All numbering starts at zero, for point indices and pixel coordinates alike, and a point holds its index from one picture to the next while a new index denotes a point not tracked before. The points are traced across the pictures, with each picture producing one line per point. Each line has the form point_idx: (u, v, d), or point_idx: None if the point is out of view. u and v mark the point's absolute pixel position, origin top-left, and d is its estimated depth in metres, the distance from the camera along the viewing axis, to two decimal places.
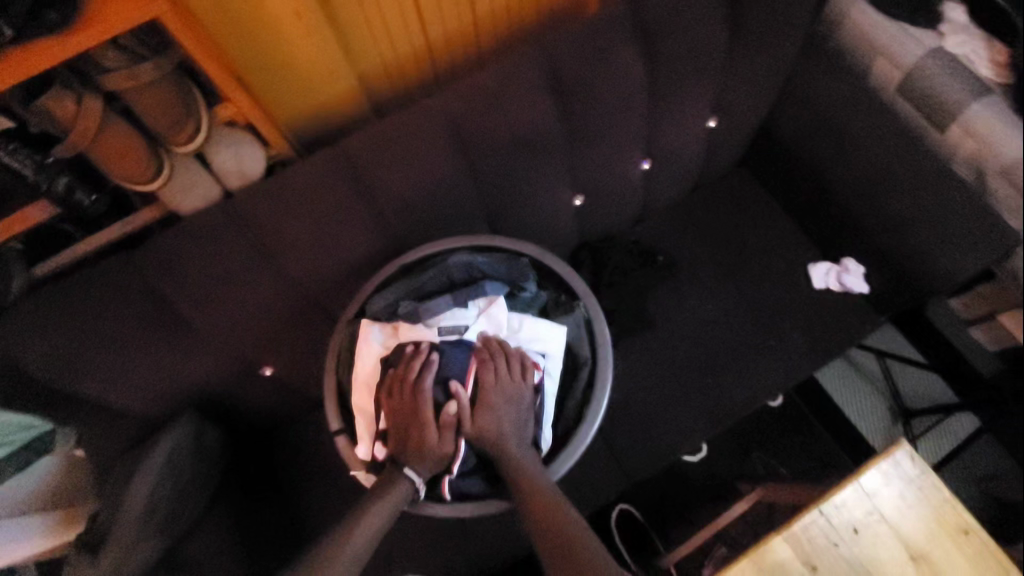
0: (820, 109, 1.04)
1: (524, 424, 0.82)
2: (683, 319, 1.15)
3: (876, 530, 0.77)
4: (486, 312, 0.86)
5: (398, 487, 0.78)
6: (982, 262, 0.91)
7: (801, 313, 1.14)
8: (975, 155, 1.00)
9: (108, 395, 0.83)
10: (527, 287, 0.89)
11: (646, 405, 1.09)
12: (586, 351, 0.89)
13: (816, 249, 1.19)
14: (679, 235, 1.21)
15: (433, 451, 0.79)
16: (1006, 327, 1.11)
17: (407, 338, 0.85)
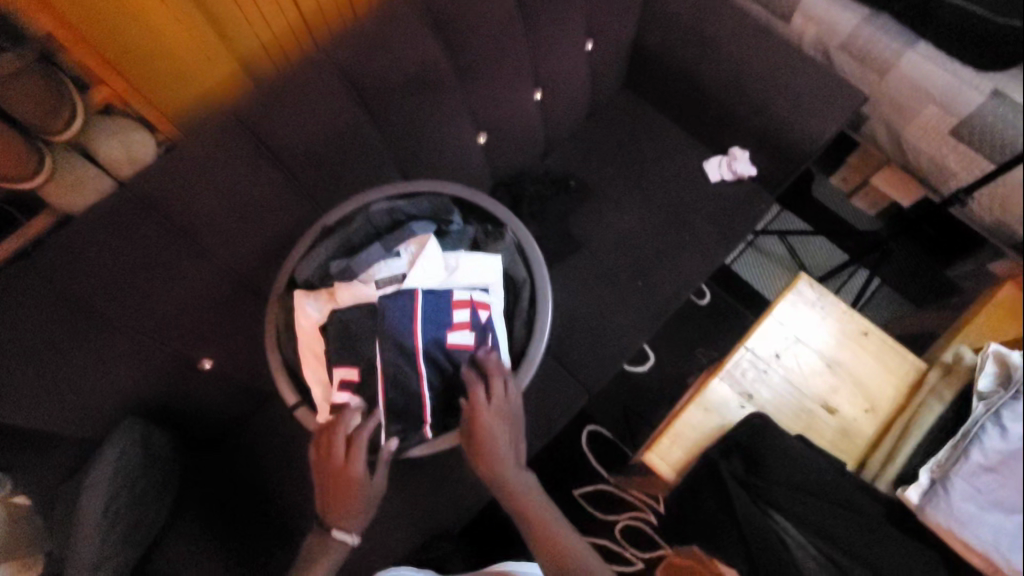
0: (680, 17, 1.12)
1: (516, 438, 0.83)
2: (604, 233, 1.21)
3: (798, 351, 0.79)
4: (419, 257, 0.83)
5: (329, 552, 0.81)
6: (840, 121, 1.04)
7: (707, 207, 1.23)
8: (819, 39, 1.15)
9: (35, 422, 0.79)
10: (453, 221, 0.90)
11: (587, 317, 1.15)
12: (523, 271, 0.90)
13: (707, 147, 1.29)
14: (586, 160, 1.27)
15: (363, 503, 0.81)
16: (880, 187, 1.28)
17: (345, 302, 0.82)
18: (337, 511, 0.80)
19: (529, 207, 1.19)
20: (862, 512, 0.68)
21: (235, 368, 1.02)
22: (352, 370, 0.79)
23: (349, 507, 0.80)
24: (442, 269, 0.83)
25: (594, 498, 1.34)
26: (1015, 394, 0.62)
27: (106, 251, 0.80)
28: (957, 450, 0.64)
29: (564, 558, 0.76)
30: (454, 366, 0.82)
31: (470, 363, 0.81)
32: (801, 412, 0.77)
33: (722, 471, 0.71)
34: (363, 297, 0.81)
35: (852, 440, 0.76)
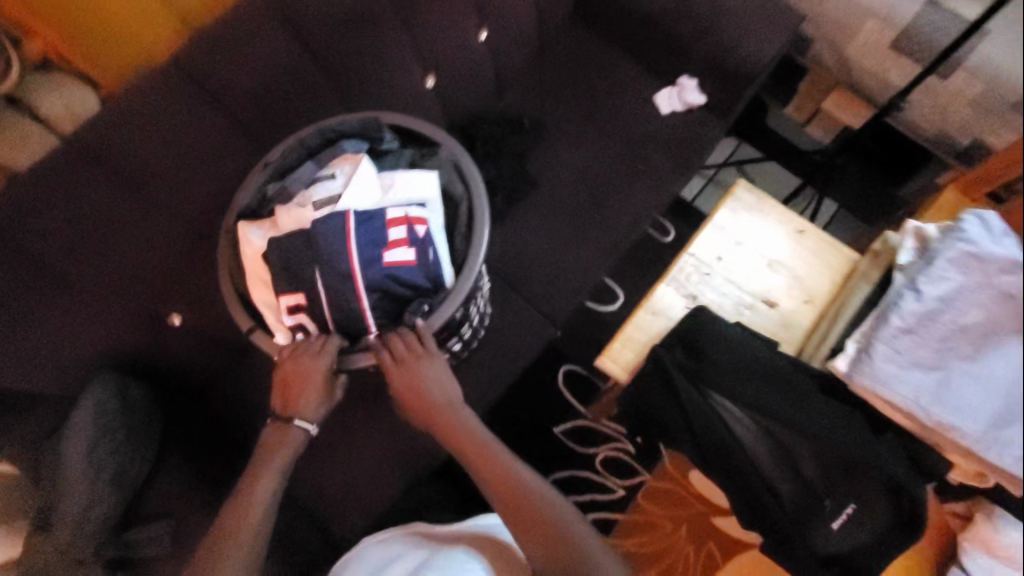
0: None
1: (447, 382, 0.84)
2: (559, 170, 1.23)
3: (737, 253, 0.83)
4: (354, 177, 0.76)
5: (290, 439, 0.83)
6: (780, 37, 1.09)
7: (659, 137, 1.25)
8: None
9: (21, 381, 0.82)
10: (384, 138, 0.83)
11: (547, 251, 1.18)
12: (459, 186, 0.81)
13: (657, 79, 1.29)
14: (538, 99, 1.28)
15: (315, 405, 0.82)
16: (831, 110, 1.33)
17: (286, 229, 0.76)
18: (302, 403, 0.82)
19: (485, 148, 1.20)
20: (793, 386, 0.71)
21: (205, 324, 1.03)
22: (301, 297, 0.74)
23: (314, 402, 0.82)
24: (375, 186, 0.76)
25: (572, 433, 1.39)
26: (929, 261, 0.67)
27: (65, 206, 0.82)
28: (878, 318, 0.69)
29: (506, 486, 0.80)
30: (398, 287, 0.75)
31: (412, 283, 0.75)
32: (742, 308, 0.81)
33: (669, 369, 0.74)
34: (299, 220, 0.75)
35: (789, 326, 0.80)
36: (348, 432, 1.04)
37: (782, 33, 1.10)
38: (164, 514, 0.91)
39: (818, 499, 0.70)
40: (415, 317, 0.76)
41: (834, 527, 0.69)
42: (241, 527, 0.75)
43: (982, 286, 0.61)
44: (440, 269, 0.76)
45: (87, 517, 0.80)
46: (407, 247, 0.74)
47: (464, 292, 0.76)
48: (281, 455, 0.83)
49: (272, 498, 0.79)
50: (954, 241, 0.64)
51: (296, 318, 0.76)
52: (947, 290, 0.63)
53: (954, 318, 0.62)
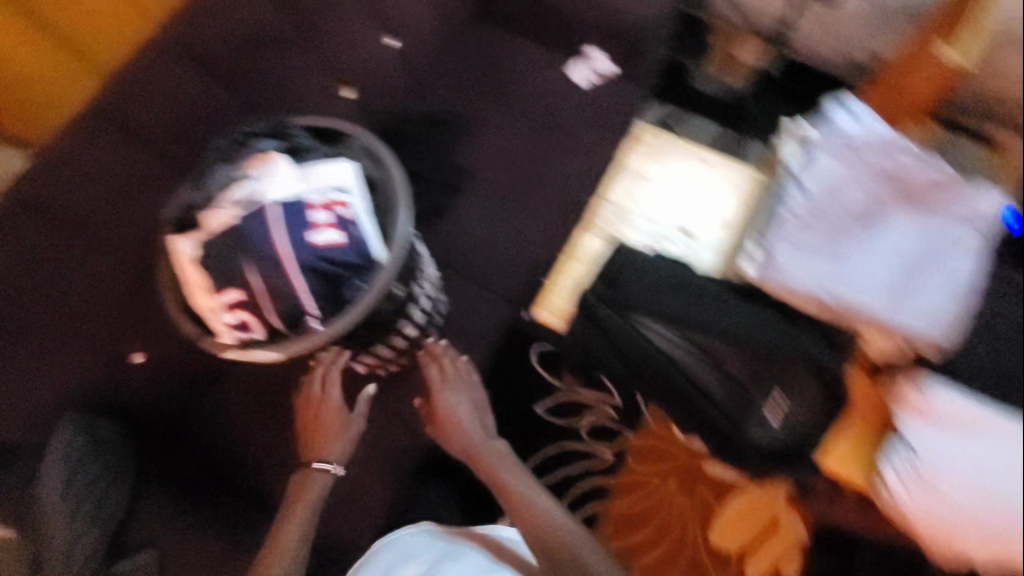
0: None
1: (473, 410, 1.09)
2: (488, 155, 1.28)
3: None
4: (271, 171, 0.76)
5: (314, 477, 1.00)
6: None
7: (579, 107, 1.30)
8: None
9: None
10: (298, 137, 0.85)
11: (489, 234, 1.22)
12: (378, 171, 0.82)
13: (567, 54, 1.34)
14: (458, 92, 1.33)
15: (336, 447, 1.02)
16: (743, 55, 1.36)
17: (216, 231, 0.74)
18: (324, 446, 1.02)
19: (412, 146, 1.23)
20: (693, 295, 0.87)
21: (172, 357, 1.01)
22: (239, 293, 0.70)
23: (331, 441, 1.02)
24: (296, 177, 0.75)
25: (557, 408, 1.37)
26: (809, 147, 0.94)
27: (17, 259, 0.86)
28: (790, 223, 0.89)
29: (507, 494, 1.01)
30: (332, 268, 0.73)
31: (344, 264, 0.73)
32: None
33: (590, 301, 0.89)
34: (222, 218, 0.74)
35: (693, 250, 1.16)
36: None
37: None
38: (150, 541, 0.95)
39: (755, 396, 0.82)
40: (352, 297, 0.74)
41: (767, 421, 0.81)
42: (281, 550, 0.90)
43: (865, 175, 0.90)
44: (369, 244, 0.75)
45: (73, 553, 0.84)
46: (333, 228, 0.73)
47: (397, 262, 0.76)
48: (311, 491, 0.98)
49: (302, 529, 0.93)
50: (841, 144, 0.92)
51: (239, 315, 0.72)
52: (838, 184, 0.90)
53: (852, 202, 0.89)
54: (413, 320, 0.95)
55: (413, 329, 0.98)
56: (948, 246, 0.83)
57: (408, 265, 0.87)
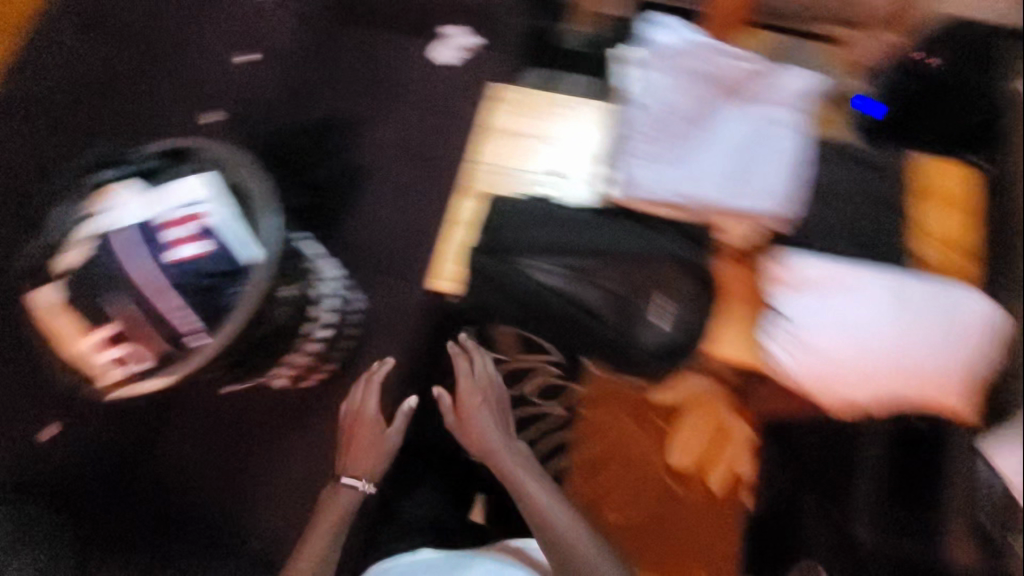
0: None
1: (497, 413, 1.08)
2: (375, 149, 1.29)
3: (509, 143, 0.98)
4: (124, 200, 0.78)
5: (343, 493, 1.00)
6: None
7: (451, 83, 1.33)
8: None
9: None
10: (148, 158, 0.85)
11: (391, 224, 1.24)
12: (235, 176, 0.84)
13: (430, 35, 1.37)
14: (334, 94, 1.33)
15: (369, 460, 1.03)
16: None
17: (77, 271, 0.76)
18: (358, 458, 1.03)
19: (296, 152, 1.23)
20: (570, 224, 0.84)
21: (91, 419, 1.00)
22: (115, 325, 0.74)
23: (363, 457, 1.03)
24: (150, 200, 0.77)
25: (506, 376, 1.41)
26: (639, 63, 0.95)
27: None
28: (638, 143, 0.90)
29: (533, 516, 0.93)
30: (206, 280, 0.76)
31: (214, 273, 0.77)
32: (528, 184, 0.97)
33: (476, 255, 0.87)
34: (84, 256, 0.76)
35: (563, 185, 0.98)
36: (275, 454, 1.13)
37: None
38: None
39: (634, 303, 0.81)
40: (231, 303, 0.78)
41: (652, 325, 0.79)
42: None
43: (694, 82, 0.91)
44: (235, 250, 0.78)
45: None
46: (195, 242, 0.76)
47: (262, 262, 0.79)
48: (337, 507, 0.98)
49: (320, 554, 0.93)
50: (666, 60, 0.92)
51: (121, 349, 0.75)
52: (670, 97, 0.92)
53: (687, 111, 0.90)
54: (321, 318, 0.98)
55: (326, 329, 1.01)
56: (768, 127, 0.89)
57: (291, 265, 0.90)
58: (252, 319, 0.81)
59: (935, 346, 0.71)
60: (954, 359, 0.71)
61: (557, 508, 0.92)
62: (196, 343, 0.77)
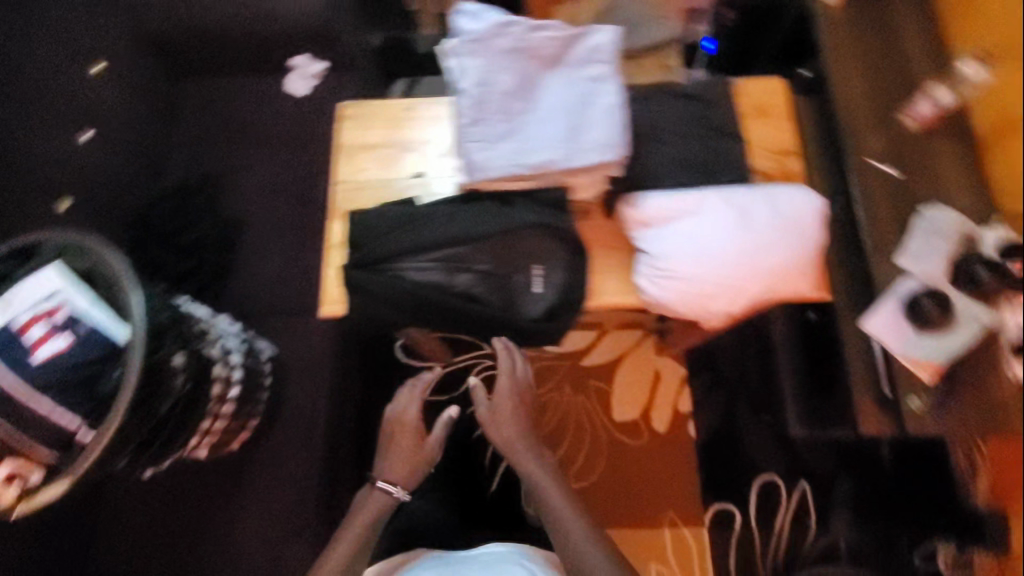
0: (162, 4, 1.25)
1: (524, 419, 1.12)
2: (252, 196, 1.30)
3: (372, 155, 0.93)
4: None
5: (378, 496, 1.00)
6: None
7: (313, 114, 1.36)
8: None
9: None
10: None
11: (285, 263, 1.24)
12: (86, 259, 0.80)
13: (280, 74, 1.39)
14: (200, 154, 1.34)
15: (409, 467, 1.05)
16: None
17: None
18: (400, 460, 1.05)
19: (172, 221, 1.24)
20: (439, 212, 0.78)
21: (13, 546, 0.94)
22: None
23: (401, 463, 1.05)
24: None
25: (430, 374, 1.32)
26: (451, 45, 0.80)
27: None
28: (461, 128, 0.77)
29: (555, 518, 0.97)
30: (75, 371, 0.74)
31: (87, 361, 0.75)
32: (401, 190, 0.91)
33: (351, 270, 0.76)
34: None
35: (429, 184, 0.91)
36: (226, 522, 1.09)
37: None
38: None
39: (510, 279, 0.77)
40: (112, 386, 0.76)
41: (536, 291, 0.77)
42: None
43: (496, 54, 0.77)
44: (104, 333, 0.75)
45: None
46: (56, 337, 0.74)
47: (139, 329, 0.73)
48: (372, 510, 0.98)
49: (351, 553, 0.92)
50: (455, 37, 0.78)
51: (6, 467, 0.70)
52: (480, 69, 0.77)
53: (498, 87, 0.77)
54: (228, 377, 0.95)
55: (237, 387, 0.97)
56: (592, 87, 0.78)
57: (180, 330, 0.85)
58: (144, 395, 0.75)
59: (780, 240, 0.76)
60: (797, 247, 0.76)
61: (560, 505, 0.99)
62: (84, 439, 0.73)
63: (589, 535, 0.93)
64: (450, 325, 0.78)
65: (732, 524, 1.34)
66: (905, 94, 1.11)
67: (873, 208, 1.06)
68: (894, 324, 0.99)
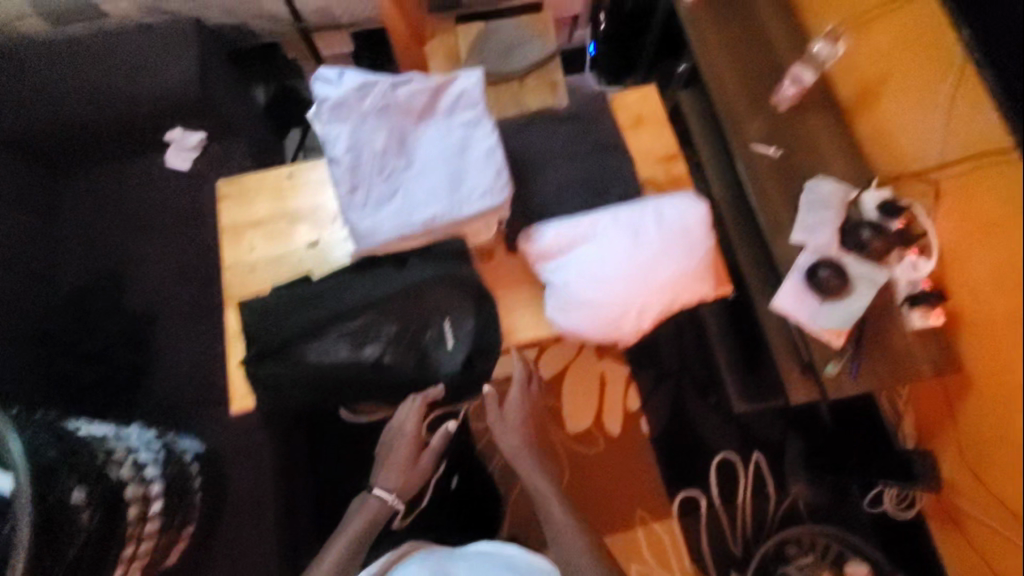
0: (23, 103, 1.19)
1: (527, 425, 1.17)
2: (152, 284, 1.22)
3: (261, 231, 0.90)
4: None
5: (372, 504, 1.06)
6: (182, 62, 1.20)
7: (203, 186, 1.29)
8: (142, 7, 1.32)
9: None
10: None
11: (201, 347, 1.17)
12: None
13: (161, 150, 1.32)
14: (87, 250, 1.25)
15: (404, 478, 1.09)
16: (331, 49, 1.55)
17: None
18: (397, 470, 1.09)
19: (75, 331, 1.17)
20: (339, 286, 0.77)
21: None
22: None
23: (398, 473, 1.09)
24: None
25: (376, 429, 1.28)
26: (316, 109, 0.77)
27: None
28: (341, 197, 0.75)
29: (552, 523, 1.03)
30: None
31: None
32: (296, 263, 0.88)
33: (251, 363, 0.75)
34: None
35: (325, 252, 0.88)
36: None
37: (184, 55, 1.20)
38: None
39: (419, 337, 0.77)
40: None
41: (450, 345, 0.78)
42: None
43: (362, 115, 0.75)
44: None
45: None
46: None
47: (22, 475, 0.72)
48: (369, 514, 1.04)
49: (343, 557, 0.98)
50: (317, 104, 0.75)
51: None
52: (349, 134, 0.75)
53: (371, 150, 0.75)
54: (146, 494, 0.92)
55: (159, 501, 0.93)
56: (465, 132, 0.77)
57: (77, 462, 0.83)
58: (46, 541, 0.72)
59: (673, 248, 0.78)
60: (690, 250, 0.78)
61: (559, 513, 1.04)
62: None
63: (576, 537, 1.00)
64: (371, 392, 0.78)
65: (699, 508, 1.38)
66: (773, 77, 1.17)
67: (762, 190, 1.11)
68: (798, 294, 1.03)
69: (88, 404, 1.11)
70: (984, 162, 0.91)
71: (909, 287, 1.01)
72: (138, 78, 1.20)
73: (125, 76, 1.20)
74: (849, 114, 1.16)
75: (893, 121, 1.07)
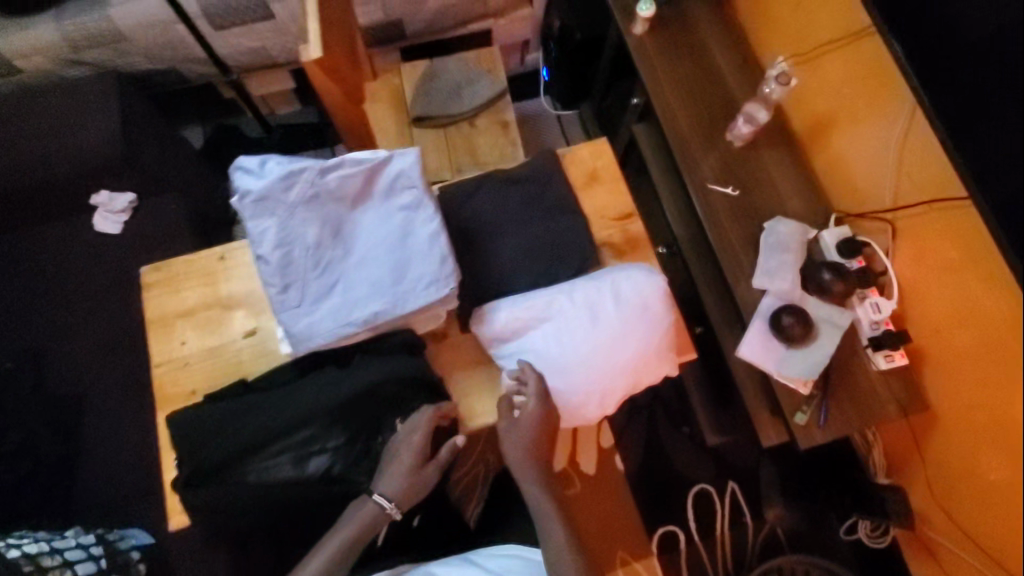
0: None
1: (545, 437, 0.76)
2: (85, 361, 1.13)
3: (192, 323, 0.83)
4: None
5: (364, 511, 0.72)
6: (106, 126, 1.13)
7: (133, 249, 1.19)
8: (59, 58, 1.23)
9: None
10: None
11: (142, 428, 1.09)
12: None
13: (87, 212, 1.22)
14: (10, 327, 1.15)
15: (410, 489, 0.72)
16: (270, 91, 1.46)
17: None
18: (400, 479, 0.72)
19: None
20: (284, 395, 0.73)
21: None
22: None
23: (405, 479, 0.73)
24: None
25: None
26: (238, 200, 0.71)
27: None
28: (271, 298, 0.69)
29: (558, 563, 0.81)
30: None
31: None
32: (233, 358, 0.81)
33: (188, 486, 0.70)
34: None
35: (264, 343, 0.82)
36: None
37: (108, 119, 1.13)
38: None
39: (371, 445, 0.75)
40: None
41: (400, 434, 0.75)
42: None
43: (289, 208, 0.69)
44: None
45: None
46: None
47: None
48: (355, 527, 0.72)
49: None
50: (238, 198, 0.69)
51: None
52: (276, 231, 0.68)
53: (302, 244, 0.69)
54: None
55: None
56: (404, 217, 0.72)
57: None
58: None
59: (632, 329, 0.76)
60: (649, 327, 0.76)
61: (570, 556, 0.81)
62: None
63: None
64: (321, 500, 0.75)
65: (677, 543, 1.36)
66: (728, 113, 1.14)
67: (722, 231, 1.08)
68: (762, 341, 1.02)
69: (13, 499, 1.02)
70: (939, 207, 0.91)
71: (871, 328, 1.00)
72: (59, 146, 1.12)
73: (44, 142, 1.12)
74: (803, 148, 1.15)
75: (848, 158, 1.06)
